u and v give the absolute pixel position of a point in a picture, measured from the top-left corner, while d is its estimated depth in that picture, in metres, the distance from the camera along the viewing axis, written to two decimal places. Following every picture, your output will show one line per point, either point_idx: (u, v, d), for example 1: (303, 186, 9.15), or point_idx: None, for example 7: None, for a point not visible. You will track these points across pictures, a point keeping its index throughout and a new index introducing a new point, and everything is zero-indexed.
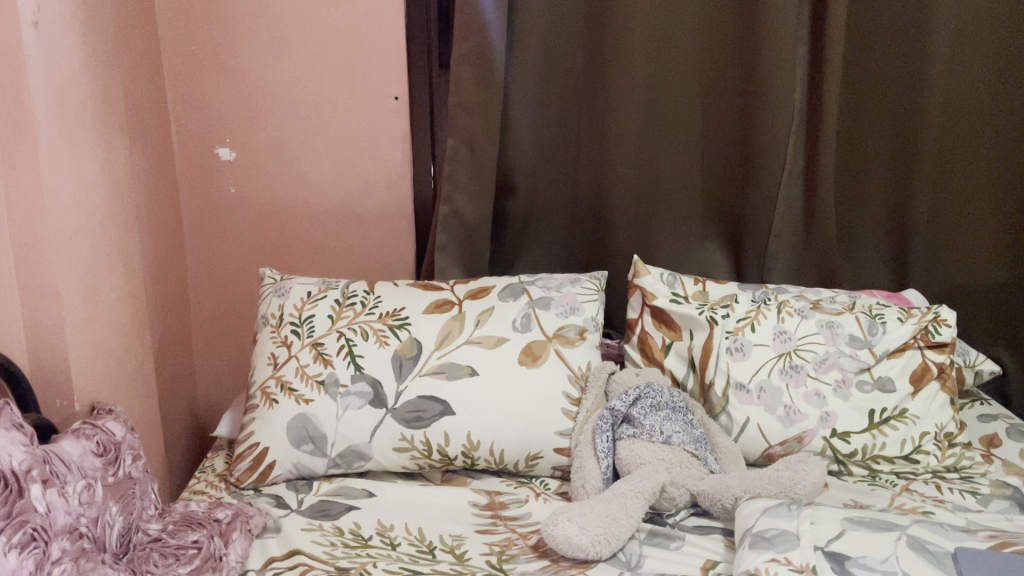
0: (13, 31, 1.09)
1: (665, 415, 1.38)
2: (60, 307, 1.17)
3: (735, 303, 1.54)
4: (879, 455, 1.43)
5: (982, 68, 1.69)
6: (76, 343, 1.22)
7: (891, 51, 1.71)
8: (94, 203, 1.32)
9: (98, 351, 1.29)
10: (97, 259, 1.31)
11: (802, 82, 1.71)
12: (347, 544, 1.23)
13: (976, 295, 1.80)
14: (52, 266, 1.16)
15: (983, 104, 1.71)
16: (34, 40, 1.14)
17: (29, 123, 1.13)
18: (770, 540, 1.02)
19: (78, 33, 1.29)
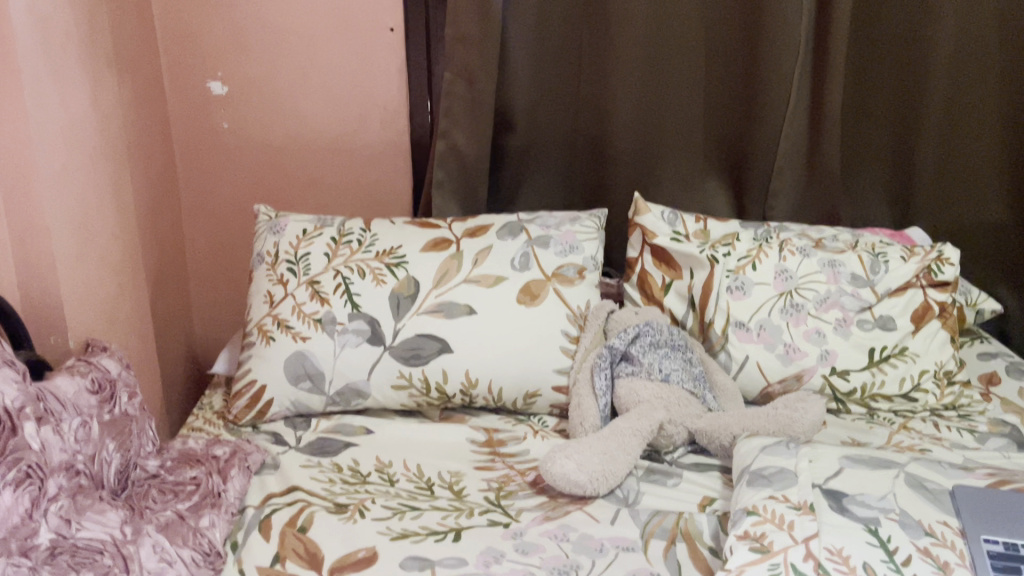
0: None
1: (664, 354, 1.37)
2: (50, 242, 1.15)
3: (736, 241, 1.52)
4: (878, 393, 1.43)
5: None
6: (68, 280, 1.20)
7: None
8: (82, 137, 1.29)
9: (91, 289, 1.28)
10: (87, 195, 1.28)
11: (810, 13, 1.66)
12: (346, 481, 1.23)
13: (980, 232, 1.78)
14: (41, 202, 1.13)
15: (995, 35, 1.66)
16: None
17: (11, 53, 1.09)
18: (768, 477, 1.02)
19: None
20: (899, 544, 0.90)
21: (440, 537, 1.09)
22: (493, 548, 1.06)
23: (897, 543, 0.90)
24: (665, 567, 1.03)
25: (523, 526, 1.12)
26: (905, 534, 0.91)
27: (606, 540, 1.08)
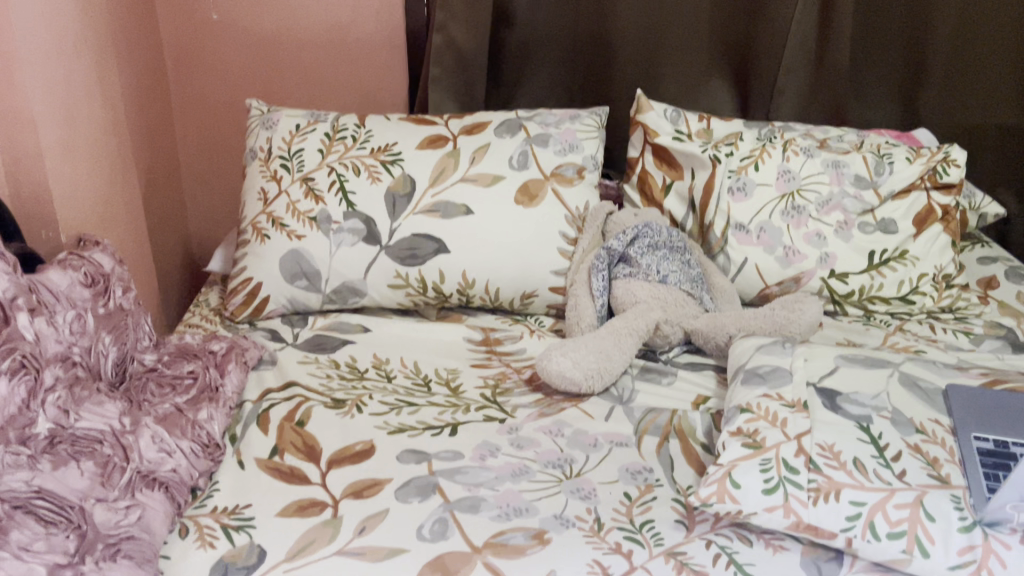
0: None
1: (663, 255, 1.36)
2: (37, 133, 1.12)
3: (739, 141, 1.49)
4: (875, 296, 1.42)
5: None
6: (57, 173, 1.17)
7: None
8: (65, 25, 1.24)
9: (81, 183, 1.25)
10: (72, 86, 1.25)
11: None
12: (343, 377, 1.24)
13: (987, 136, 1.75)
14: (26, 91, 1.10)
15: None
16: None
17: None
18: (763, 376, 1.02)
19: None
20: (889, 441, 0.90)
21: (436, 431, 1.10)
22: (488, 443, 1.08)
23: (887, 440, 0.91)
24: (658, 462, 1.04)
25: (518, 422, 1.13)
26: (896, 431, 0.92)
27: (600, 436, 1.09)
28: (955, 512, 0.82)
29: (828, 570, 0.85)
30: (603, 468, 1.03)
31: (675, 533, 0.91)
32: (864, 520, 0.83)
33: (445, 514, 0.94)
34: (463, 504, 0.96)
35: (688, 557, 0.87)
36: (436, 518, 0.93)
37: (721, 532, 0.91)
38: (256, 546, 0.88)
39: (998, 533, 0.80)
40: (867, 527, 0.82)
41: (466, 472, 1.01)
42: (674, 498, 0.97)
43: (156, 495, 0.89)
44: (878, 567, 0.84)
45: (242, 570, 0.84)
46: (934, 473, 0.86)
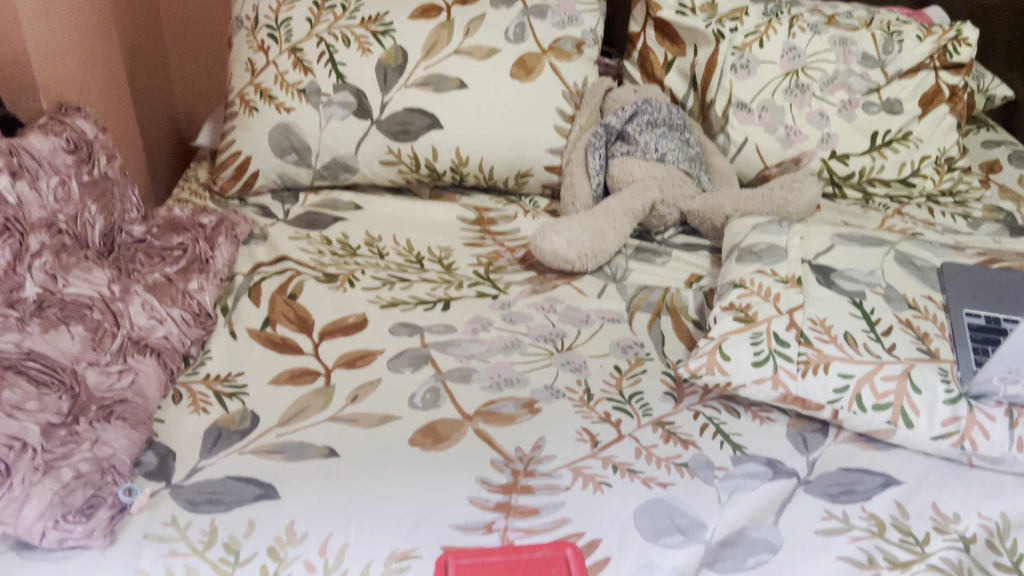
0: None
1: (661, 133, 1.33)
2: None
3: (744, 16, 1.41)
4: (876, 178, 1.40)
5: None
6: (34, 34, 1.13)
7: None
8: None
9: (60, 47, 1.21)
10: None
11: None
12: (335, 253, 1.23)
13: (1001, 14, 1.69)
14: None
15: None
16: None
17: None
18: (758, 254, 1.01)
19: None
20: (881, 316, 0.90)
21: (428, 307, 1.10)
22: (480, 318, 1.08)
23: (879, 315, 0.91)
24: (649, 338, 1.04)
25: (510, 298, 1.13)
26: (889, 307, 0.92)
27: (592, 313, 1.09)
28: (941, 385, 0.83)
29: (813, 441, 0.86)
30: (594, 343, 1.03)
31: (664, 405, 0.92)
32: (851, 392, 0.83)
33: (437, 385, 0.95)
34: (454, 375, 0.96)
35: (676, 427, 0.88)
36: (428, 388, 0.94)
37: (709, 404, 0.92)
38: (249, 411, 0.89)
39: (983, 405, 0.81)
40: (854, 399, 0.83)
41: (459, 345, 1.02)
42: (664, 372, 0.98)
43: (148, 361, 0.89)
44: (863, 438, 0.86)
45: (236, 434, 0.85)
46: (924, 347, 0.87)
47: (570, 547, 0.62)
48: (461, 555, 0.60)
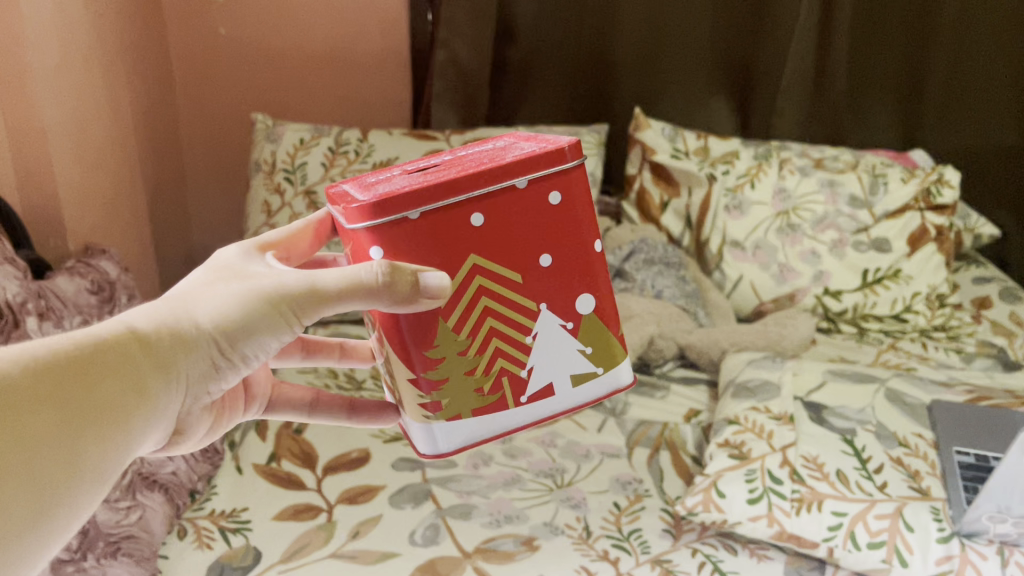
0: None
1: (657, 270, 1.38)
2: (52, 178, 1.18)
3: (736, 160, 1.53)
4: (869, 313, 1.44)
5: None
6: (72, 205, 1.24)
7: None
8: (75, 60, 1.27)
9: (91, 208, 1.30)
10: (77, 110, 1.26)
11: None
12: (341, 387, 1.22)
13: (983, 144, 1.75)
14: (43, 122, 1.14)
15: None
16: None
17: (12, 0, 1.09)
18: (752, 389, 1.06)
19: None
20: (872, 454, 0.93)
21: None
22: (481, 452, 1.08)
23: (870, 452, 0.93)
24: (648, 472, 1.05)
25: None
26: (880, 444, 0.95)
27: (593, 446, 1.09)
28: (933, 523, 0.84)
29: None
30: (594, 477, 1.03)
31: (662, 541, 0.92)
32: (845, 529, 0.84)
33: (438, 520, 0.94)
34: (455, 509, 0.96)
35: (673, 564, 0.88)
36: (428, 523, 0.94)
37: (709, 541, 0.91)
38: (251, 547, 0.90)
39: (976, 543, 0.82)
40: (848, 536, 0.84)
41: (459, 480, 1.01)
42: (663, 507, 0.98)
43: (157, 497, 0.93)
44: None
45: (238, 569, 0.86)
46: (916, 485, 0.89)
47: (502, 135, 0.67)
48: (353, 177, 0.61)
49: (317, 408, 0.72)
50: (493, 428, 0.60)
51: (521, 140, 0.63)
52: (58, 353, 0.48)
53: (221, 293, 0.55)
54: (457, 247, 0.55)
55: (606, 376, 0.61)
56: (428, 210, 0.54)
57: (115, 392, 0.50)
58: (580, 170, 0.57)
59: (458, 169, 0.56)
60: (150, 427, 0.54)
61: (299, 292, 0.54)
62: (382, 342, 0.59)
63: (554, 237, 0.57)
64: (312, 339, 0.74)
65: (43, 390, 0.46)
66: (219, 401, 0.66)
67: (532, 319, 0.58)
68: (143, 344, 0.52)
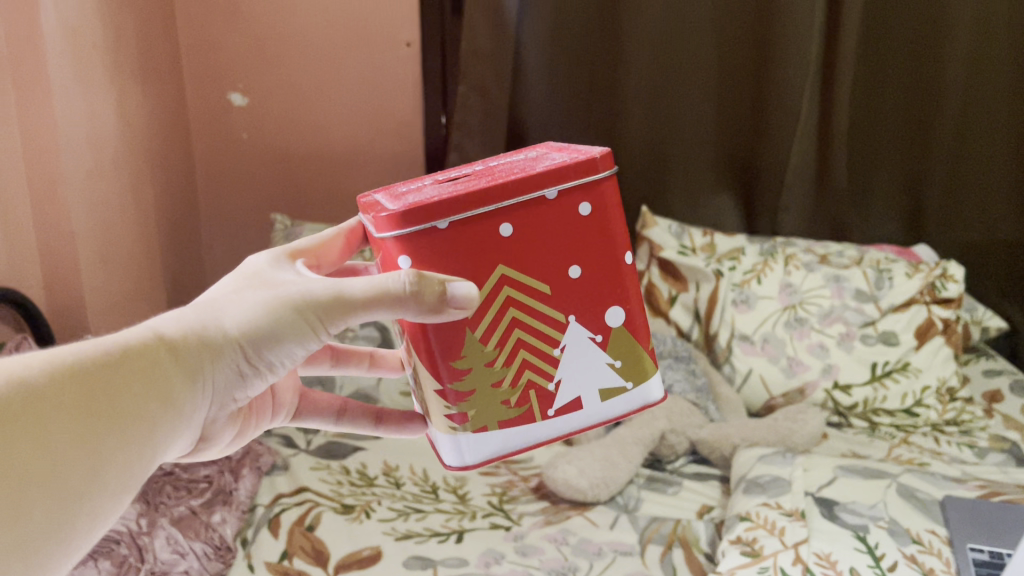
0: (34, 22, 1.11)
1: (667, 365, 1.40)
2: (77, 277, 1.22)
3: (742, 256, 1.56)
4: (879, 407, 1.44)
5: (999, 47, 1.64)
6: (94, 304, 1.28)
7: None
8: (104, 165, 1.33)
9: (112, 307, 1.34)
10: (103, 213, 1.31)
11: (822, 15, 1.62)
12: (353, 483, 1.23)
13: (987, 239, 1.78)
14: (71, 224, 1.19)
15: (1002, 75, 1.66)
16: (55, 30, 1.17)
17: (48, 113, 1.15)
18: (763, 485, 1.06)
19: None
20: (886, 551, 0.93)
21: (443, 538, 1.09)
22: (493, 550, 1.07)
23: (884, 550, 0.93)
24: (661, 571, 1.04)
25: (524, 529, 1.12)
26: (893, 541, 0.94)
27: (605, 544, 1.09)
28: None
29: None
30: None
31: None
32: None
33: None
34: None
35: None
36: None
37: None
38: None
39: None
40: None
41: None
42: None
43: None
44: None
45: None
46: None
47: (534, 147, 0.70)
48: (387, 188, 0.65)
49: (344, 418, 0.79)
50: (520, 441, 0.62)
51: (551, 153, 0.66)
52: (94, 356, 0.50)
53: (247, 303, 0.58)
54: (487, 255, 0.58)
55: (634, 391, 0.64)
56: (459, 218, 0.57)
57: (145, 396, 0.52)
58: (609, 180, 0.60)
59: (491, 179, 0.59)
60: (176, 432, 0.56)
61: (325, 301, 0.57)
62: (411, 353, 0.62)
63: (581, 249, 0.60)
64: (343, 348, 0.80)
65: (81, 391, 0.48)
66: (247, 406, 0.70)
67: (560, 331, 0.61)
68: (173, 352, 0.55)
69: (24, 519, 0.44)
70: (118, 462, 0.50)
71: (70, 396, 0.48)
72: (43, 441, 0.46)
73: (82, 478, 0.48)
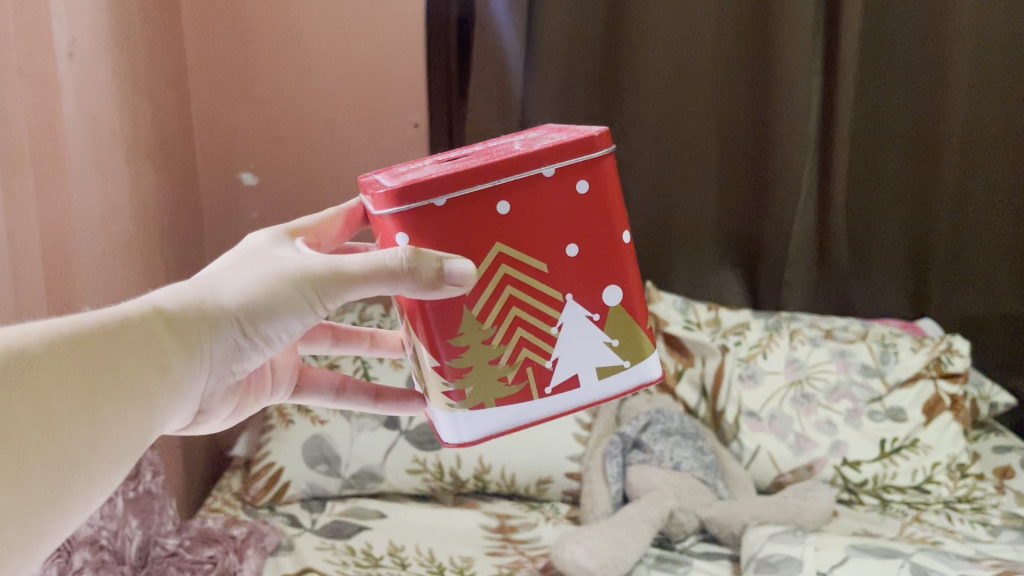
0: (57, 109, 1.16)
1: (675, 441, 1.39)
2: None
3: (747, 330, 1.59)
4: (889, 484, 1.42)
5: (991, 124, 1.68)
6: None
7: (908, 47, 1.65)
8: (117, 243, 1.35)
9: None
10: (114, 291, 1.33)
11: (817, 97, 1.69)
12: (358, 564, 1.21)
13: (989, 312, 1.80)
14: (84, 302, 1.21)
15: (996, 152, 1.70)
16: (75, 115, 1.21)
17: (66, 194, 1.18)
18: (773, 565, 1.05)
19: (108, 42, 1.33)
20: None
21: None
22: None
23: None
24: None
25: None
26: None
27: None
28: None
29: None
30: None
31: None
32: None
33: None
34: None
35: None
36: None
37: None
38: None
39: None
40: None
41: None
42: None
43: None
44: None
45: None
46: None
47: (531, 133, 0.76)
48: (389, 172, 0.71)
49: (342, 396, 0.91)
50: (517, 418, 0.69)
51: (550, 134, 0.72)
52: (96, 325, 0.57)
53: (243, 278, 0.65)
54: (486, 233, 0.64)
55: (630, 369, 0.70)
56: (461, 195, 0.63)
57: (144, 361, 0.59)
58: (605, 159, 0.66)
59: (492, 158, 0.65)
60: (176, 396, 0.63)
61: (321, 274, 0.64)
62: (412, 330, 0.69)
63: (578, 230, 0.66)
64: (343, 332, 0.92)
65: (86, 354, 0.55)
66: (243, 390, 0.80)
67: (557, 309, 0.67)
68: (168, 324, 0.62)
69: (49, 459, 0.51)
70: (123, 419, 0.57)
71: (77, 357, 0.54)
72: (58, 392, 0.52)
73: (98, 427, 0.55)
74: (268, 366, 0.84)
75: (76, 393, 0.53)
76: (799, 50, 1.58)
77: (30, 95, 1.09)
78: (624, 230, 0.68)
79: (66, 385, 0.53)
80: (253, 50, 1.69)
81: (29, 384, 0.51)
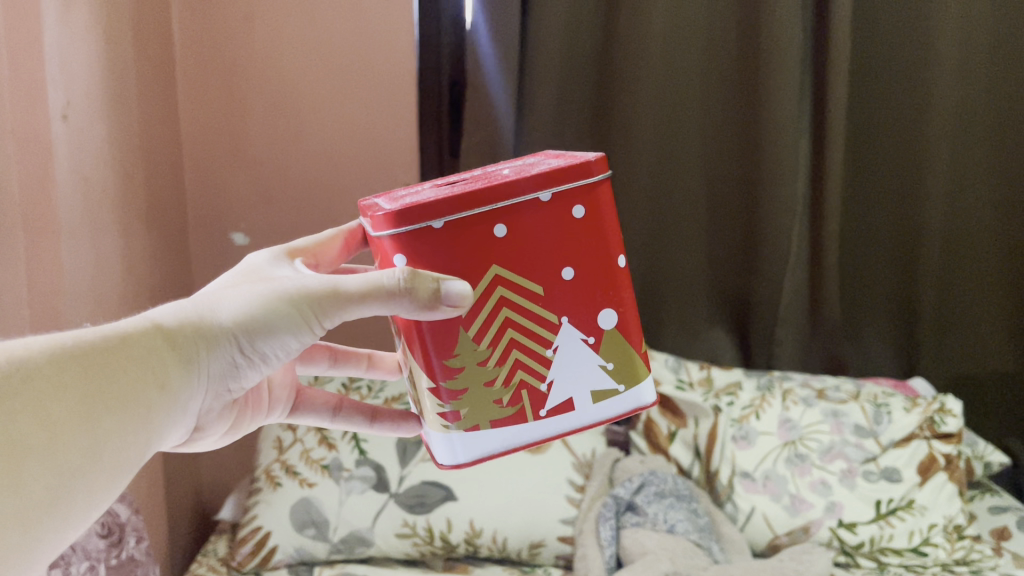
0: (51, 176, 1.16)
1: (669, 503, 1.37)
2: None
3: (739, 391, 1.59)
4: (886, 547, 1.39)
5: (974, 185, 1.71)
6: None
7: (892, 111, 1.68)
8: (106, 303, 1.34)
9: None
10: None
11: (805, 159, 1.71)
12: None
13: (980, 372, 1.81)
14: None
15: (983, 213, 1.72)
16: (69, 181, 1.22)
17: (57, 258, 1.18)
18: None
19: (103, 111, 1.35)
20: None
21: None
22: None
23: None
24: None
25: None
26: None
27: None
28: None
29: None
30: None
31: None
32: None
33: None
34: None
35: None
36: None
37: None
38: None
39: None
40: None
41: None
42: None
43: None
44: None
45: None
46: None
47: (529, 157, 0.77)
48: (388, 195, 0.71)
49: (340, 415, 0.90)
50: (509, 440, 0.69)
51: (546, 159, 0.73)
52: (98, 341, 0.57)
53: (242, 296, 0.65)
54: (483, 256, 0.65)
55: (626, 394, 0.70)
56: (457, 219, 0.63)
57: (144, 377, 0.59)
58: (600, 184, 0.66)
59: (489, 181, 0.65)
60: (173, 413, 0.63)
61: (321, 294, 0.64)
62: (408, 352, 0.69)
63: (573, 253, 0.66)
64: (341, 353, 0.92)
65: (88, 366, 0.55)
66: (239, 408, 0.80)
67: (553, 331, 0.68)
68: (168, 341, 0.62)
69: (54, 472, 0.51)
70: (123, 434, 0.56)
71: (80, 370, 0.54)
72: (61, 405, 0.52)
73: (100, 441, 0.54)
74: (266, 386, 0.85)
75: (80, 407, 0.53)
76: (786, 111, 1.60)
77: (23, 160, 1.09)
78: (619, 253, 0.69)
79: (71, 397, 0.53)
80: (246, 114, 1.71)
81: (29, 394, 0.50)
